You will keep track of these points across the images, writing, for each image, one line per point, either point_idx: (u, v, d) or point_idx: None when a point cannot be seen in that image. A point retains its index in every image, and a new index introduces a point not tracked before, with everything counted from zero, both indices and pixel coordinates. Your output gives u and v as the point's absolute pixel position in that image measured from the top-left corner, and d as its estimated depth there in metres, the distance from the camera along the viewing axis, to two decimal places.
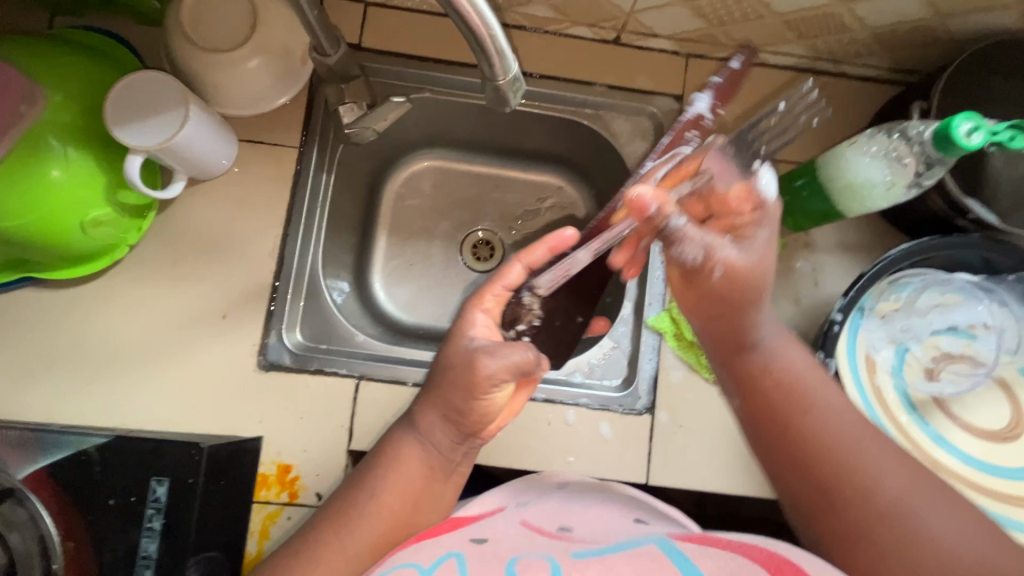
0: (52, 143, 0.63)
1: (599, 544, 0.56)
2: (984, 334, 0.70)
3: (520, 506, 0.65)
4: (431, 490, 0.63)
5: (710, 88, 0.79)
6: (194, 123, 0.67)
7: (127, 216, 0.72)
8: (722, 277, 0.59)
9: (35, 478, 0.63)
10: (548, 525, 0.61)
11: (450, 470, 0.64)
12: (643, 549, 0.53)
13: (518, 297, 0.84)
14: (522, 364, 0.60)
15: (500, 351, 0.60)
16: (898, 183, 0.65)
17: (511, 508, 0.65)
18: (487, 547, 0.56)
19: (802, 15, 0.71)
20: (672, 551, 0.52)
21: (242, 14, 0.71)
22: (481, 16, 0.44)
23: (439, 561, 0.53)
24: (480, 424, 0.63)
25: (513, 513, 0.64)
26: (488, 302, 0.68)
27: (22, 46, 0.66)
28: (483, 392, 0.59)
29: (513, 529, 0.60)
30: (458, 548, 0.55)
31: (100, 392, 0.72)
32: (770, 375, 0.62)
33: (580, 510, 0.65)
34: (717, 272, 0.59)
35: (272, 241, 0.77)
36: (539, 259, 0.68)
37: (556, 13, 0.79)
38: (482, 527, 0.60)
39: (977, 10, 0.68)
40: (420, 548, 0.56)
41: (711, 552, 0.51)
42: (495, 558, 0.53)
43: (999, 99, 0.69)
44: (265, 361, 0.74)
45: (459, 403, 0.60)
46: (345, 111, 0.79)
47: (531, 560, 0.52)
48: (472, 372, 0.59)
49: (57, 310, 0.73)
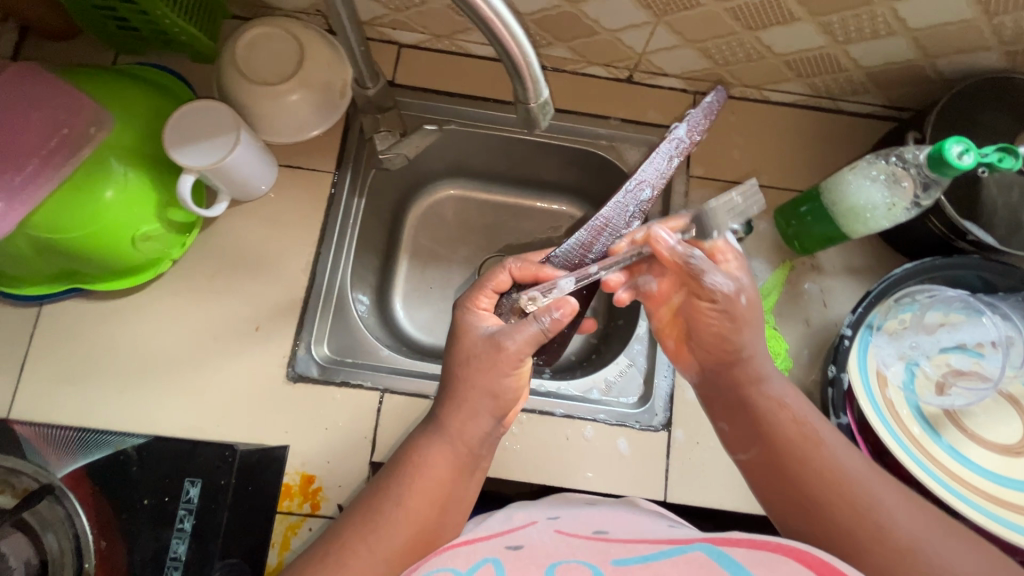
0: (112, 163, 0.69)
1: (640, 548, 0.54)
2: (992, 352, 0.72)
3: (552, 519, 0.64)
4: (460, 484, 0.64)
5: (687, 117, 0.82)
6: (243, 147, 0.73)
7: (173, 232, 0.77)
8: (748, 304, 0.65)
9: (73, 477, 0.67)
10: (583, 530, 0.60)
11: (477, 466, 0.66)
12: (690, 554, 0.49)
13: (508, 293, 0.75)
14: (539, 337, 0.65)
15: (511, 328, 0.65)
16: (899, 204, 0.69)
17: (544, 522, 0.64)
18: (521, 556, 0.54)
19: (800, 56, 0.78)
20: (719, 555, 0.48)
21: (290, 53, 0.79)
22: (523, 51, 0.49)
23: (474, 567, 0.53)
24: (511, 403, 0.66)
25: (546, 524, 0.63)
26: (484, 301, 0.72)
27: (94, 76, 0.74)
28: (509, 370, 0.64)
29: (548, 537, 0.59)
30: (494, 555, 0.55)
31: (130, 400, 0.74)
32: (788, 409, 0.64)
33: (612, 520, 0.64)
34: (744, 299, 0.65)
35: (305, 259, 0.82)
36: (528, 271, 0.74)
37: (573, 54, 0.86)
38: (515, 538, 0.60)
39: (961, 51, 0.74)
40: (452, 556, 0.55)
41: (763, 555, 0.46)
42: (533, 564, 0.53)
43: (988, 131, 0.74)
44: (293, 372, 0.77)
45: (487, 383, 0.64)
46: (379, 138, 0.87)
47: (572, 565, 0.51)
48: (497, 354, 0.63)
49: (97, 320, 0.77)
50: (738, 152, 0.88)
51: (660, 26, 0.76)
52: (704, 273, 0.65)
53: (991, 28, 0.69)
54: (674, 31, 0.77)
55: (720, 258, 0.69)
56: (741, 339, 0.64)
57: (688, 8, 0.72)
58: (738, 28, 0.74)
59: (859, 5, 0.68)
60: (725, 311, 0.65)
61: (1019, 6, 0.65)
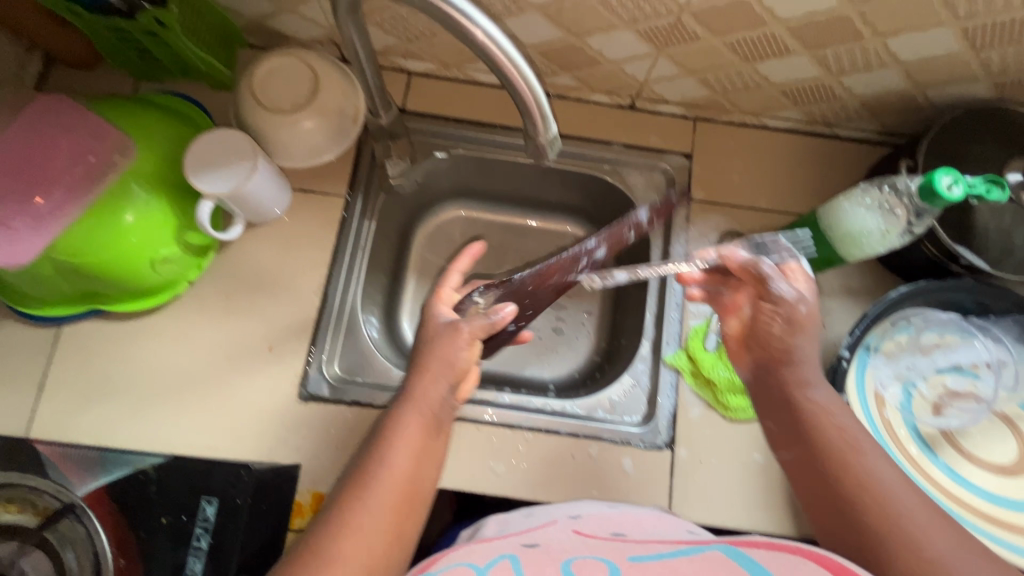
0: (134, 189, 0.71)
1: (657, 548, 0.56)
2: (986, 373, 0.74)
3: (571, 521, 0.65)
4: (431, 445, 0.63)
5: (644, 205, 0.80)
6: (260, 172, 0.76)
7: (191, 255, 0.79)
8: (807, 314, 0.67)
9: (95, 496, 0.68)
10: (601, 531, 0.61)
11: (444, 427, 0.65)
12: (708, 554, 0.51)
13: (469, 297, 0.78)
14: (486, 325, 0.69)
15: (462, 319, 0.70)
16: (892, 231, 0.71)
17: (562, 522, 0.65)
18: (537, 553, 0.55)
19: (796, 86, 0.81)
20: (738, 555, 0.50)
21: (304, 83, 0.82)
22: (530, 88, 0.52)
23: (492, 563, 0.53)
24: (467, 372, 0.68)
25: (564, 525, 0.64)
26: (445, 298, 0.75)
27: (116, 103, 0.76)
28: (462, 342, 0.66)
29: (566, 537, 0.60)
30: (511, 552, 0.55)
31: (148, 419, 0.76)
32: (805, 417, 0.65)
33: (634, 521, 0.65)
34: (804, 307, 0.67)
35: (317, 281, 0.84)
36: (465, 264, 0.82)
37: (578, 82, 0.89)
38: (532, 536, 0.60)
39: (951, 83, 0.76)
40: (470, 552, 0.56)
41: (783, 555, 0.48)
42: (549, 561, 0.54)
43: (979, 157, 0.77)
44: (305, 392, 0.79)
45: (445, 353, 0.65)
46: (390, 164, 0.89)
47: (587, 562, 0.52)
48: (455, 332, 0.67)
49: (115, 341, 0.79)
50: (737, 176, 0.91)
51: (662, 57, 0.79)
52: (770, 278, 0.68)
53: (979, 62, 0.72)
54: (675, 62, 0.80)
55: (790, 274, 0.70)
56: (792, 342, 0.66)
57: (688, 41, 0.75)
58: (737, 59, 0.77)
59: (852, 41, 0.71)
60: (784, 316, 0.67)
61: (1005, 42, 0.68)
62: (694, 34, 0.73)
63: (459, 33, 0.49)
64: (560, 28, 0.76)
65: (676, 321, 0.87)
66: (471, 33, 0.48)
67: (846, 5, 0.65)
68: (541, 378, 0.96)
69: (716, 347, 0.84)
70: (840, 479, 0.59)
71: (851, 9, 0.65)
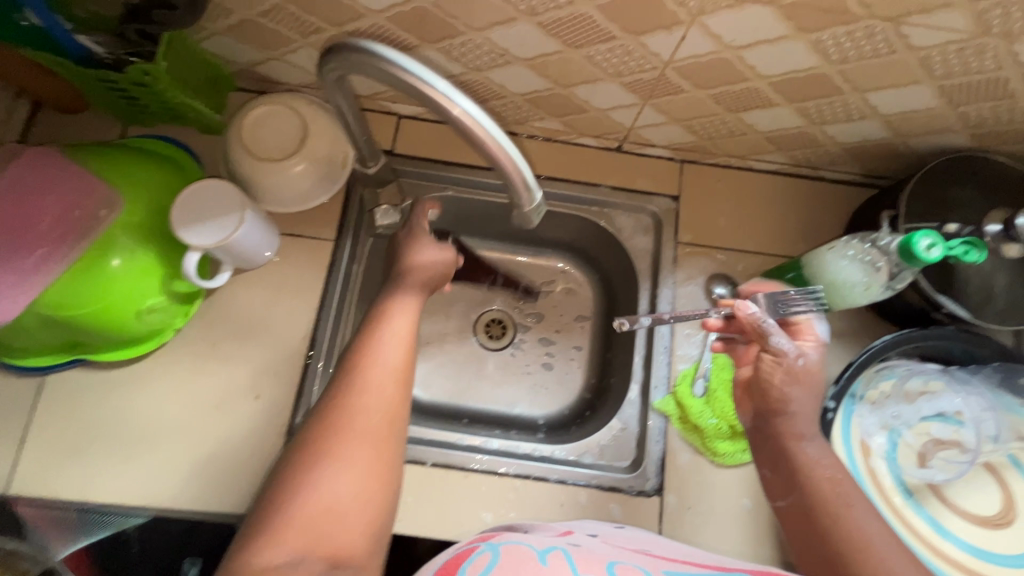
0: (120, 241, 0.71)
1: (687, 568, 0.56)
2: (969, 421, 0.75)
3: (592, 535, 0.64)
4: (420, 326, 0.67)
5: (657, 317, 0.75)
6: (248, 223, 0.76)
7: (177, 303, 0.79)
8: (805, 368, 0.67)
9: (75, 557, 0.72)
10: (631, 546, 0.62)
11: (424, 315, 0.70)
12: None
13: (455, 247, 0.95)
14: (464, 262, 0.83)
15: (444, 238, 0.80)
16: (875, 284, 0.72)
17: (584, 535, 0.64)
18: (584, 550, 0.55)
19: (780, 134, 0.83)
20: None
21: (293, 131, 0.82)
22: (513, 161, 0.52)
23: (546, 549, 0.54)
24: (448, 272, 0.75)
25: (588, 537, 0.63)
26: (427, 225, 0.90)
27: (99, 153, 0.75)
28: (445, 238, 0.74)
29: (600, 545, 0.59)
30: (561, 545, 0.55)
31: (131, 471, 0.76)
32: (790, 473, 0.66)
33: (650, 541, 0.66)
34: (801, 362, 0.67)
35: (304, 327, 0.84)
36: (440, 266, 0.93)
37: (565, 127, 0.90)
38: (574, 537, 0.60)
39: (931, 133, 0.77)
40: (524, 538, 0.57)
41: None
42: (594, 559, 0.53)
43: (959, 204, 0.77)
44: (291, 441, 0.78)
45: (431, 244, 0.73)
46: (379, 213, 0.88)
47: (628, 567, 0.53)
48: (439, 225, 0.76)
49: (100, 391, 0.78)
50: (724, 219, 0.92)
51: (647, 106, 0.80)
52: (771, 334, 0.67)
53: (957, 116, 0.73)
54: (661, 111, 0.81)
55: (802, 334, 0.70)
56: (790, 393, 0.66)
57: (673, 93, 0.76)
58: (721, 110, 0.78)
59: (833, 95, 0.72)
60: (784, 368, 0.67)
61: (981, 98, 0.69)
62: (679, 87, 0.74)
63: (438, 110, 0.49)
64: (547, 79, 0.77)
65: (664, 365, 0.87)
66: (449, 111, 0.49)
67: (826, 65, 0.66)
68: (531, 417, 0.96)
69: (705, 393, 0.84)
70: (833, 530, 0.61)
71: (831, 68, 0.66)
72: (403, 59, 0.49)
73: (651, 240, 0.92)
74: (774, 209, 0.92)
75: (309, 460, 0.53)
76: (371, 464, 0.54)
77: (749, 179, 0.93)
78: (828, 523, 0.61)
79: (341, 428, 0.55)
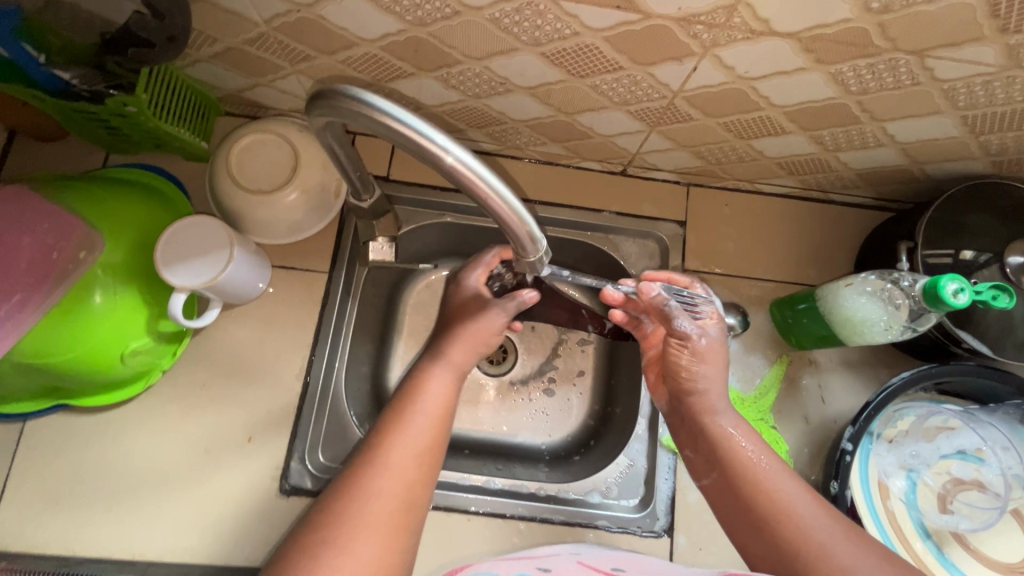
0: (100, 284, 0.68)
1: None
2: (992, 461, 0.72)
3: (575, 552, 0.72)
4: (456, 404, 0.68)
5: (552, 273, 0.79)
6: (238, 260, 0.72)
7: (162, 343, 0.75)
8: (709, 346, 0.69)
9: None
10: (602, 564, 0.68)
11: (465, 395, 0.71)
12: None
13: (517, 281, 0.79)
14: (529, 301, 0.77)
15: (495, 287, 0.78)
16: (894, 322, 0.69)
17: (567, 554, 0.72)
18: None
19: (791, 160, 0.80)
20: None
21: (285, 161, 0.79)
22: (514, 213, 0.52)
23: None
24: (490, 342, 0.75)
25: (569, 556, 0.71)
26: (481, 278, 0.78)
27: (73, 187, 0.71)
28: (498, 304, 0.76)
29: (573, 566, 0.67)
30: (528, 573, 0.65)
31: (118, 521, 0.72)
32: None
33: (631, 559, 0.70)
34: (705, 340, 0.69)
35: (299, 363, 0.80)
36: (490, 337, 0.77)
37: (567, 151, 0.86)
38: (545, 560, 0.70)
39: (949, 160, 0.74)
40: (491, 566, 0.67)
41: None
42: None
43: (981, 231, 0.74)
44: (286, 486, 0.75)
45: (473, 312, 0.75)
46: (375, 248, 0.81)
47: None
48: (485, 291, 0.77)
49: (82, 437, 0.75)
50: (732, 245, 0.88)
51: (654, 133, 0.77)
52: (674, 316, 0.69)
53: (978, 144, 0.70)
54: (668, 137, 0.77)
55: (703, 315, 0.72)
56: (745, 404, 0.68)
57: (682, 121, 0.73)
58: (730, 137, 0.75)
59: (850, 124, 0.69)
60: (689, 350, 0.69)
61: (1005, 128, 0.66)
62: (688, 115, 0.71)
63: (431, 160, 0.48)
64: (550, 107, 0.73)
65: None
66: (443, 159, 0.48)
67: (844, 96, 0.63)
68: (535, 447, 0.92)
69: None
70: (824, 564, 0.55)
71: (849, 98, 0.63)
72: (398, 109, 0.47)
73: (657, 267, 0.89)
74: (784, 234, 0.89)
75: (318, 538, 0.53)
76: (378, 547, 0.54)
77: (759, 203, 0.90)
78: (785, 526, 0.58)
79: (354, 509, 0.55)
